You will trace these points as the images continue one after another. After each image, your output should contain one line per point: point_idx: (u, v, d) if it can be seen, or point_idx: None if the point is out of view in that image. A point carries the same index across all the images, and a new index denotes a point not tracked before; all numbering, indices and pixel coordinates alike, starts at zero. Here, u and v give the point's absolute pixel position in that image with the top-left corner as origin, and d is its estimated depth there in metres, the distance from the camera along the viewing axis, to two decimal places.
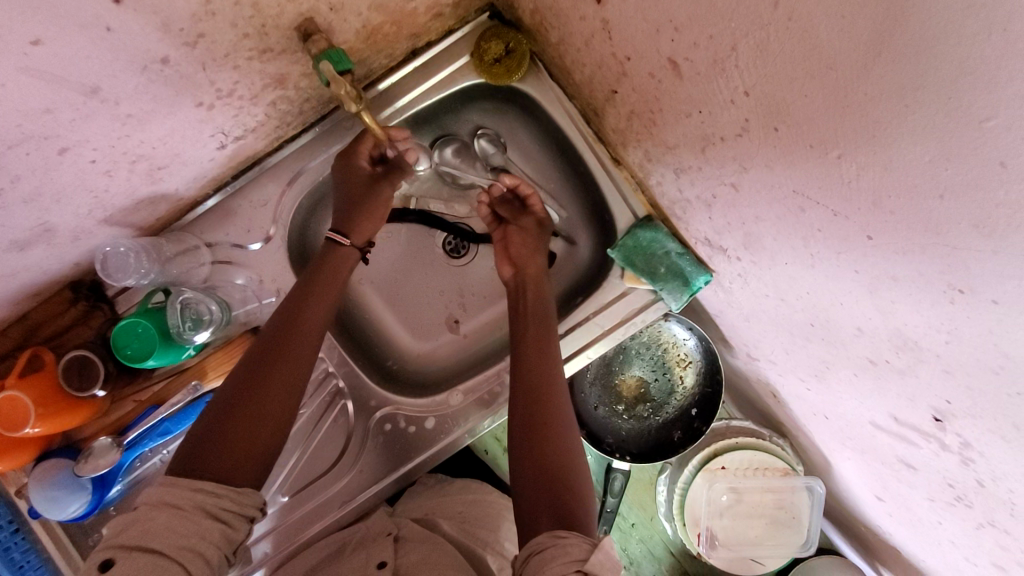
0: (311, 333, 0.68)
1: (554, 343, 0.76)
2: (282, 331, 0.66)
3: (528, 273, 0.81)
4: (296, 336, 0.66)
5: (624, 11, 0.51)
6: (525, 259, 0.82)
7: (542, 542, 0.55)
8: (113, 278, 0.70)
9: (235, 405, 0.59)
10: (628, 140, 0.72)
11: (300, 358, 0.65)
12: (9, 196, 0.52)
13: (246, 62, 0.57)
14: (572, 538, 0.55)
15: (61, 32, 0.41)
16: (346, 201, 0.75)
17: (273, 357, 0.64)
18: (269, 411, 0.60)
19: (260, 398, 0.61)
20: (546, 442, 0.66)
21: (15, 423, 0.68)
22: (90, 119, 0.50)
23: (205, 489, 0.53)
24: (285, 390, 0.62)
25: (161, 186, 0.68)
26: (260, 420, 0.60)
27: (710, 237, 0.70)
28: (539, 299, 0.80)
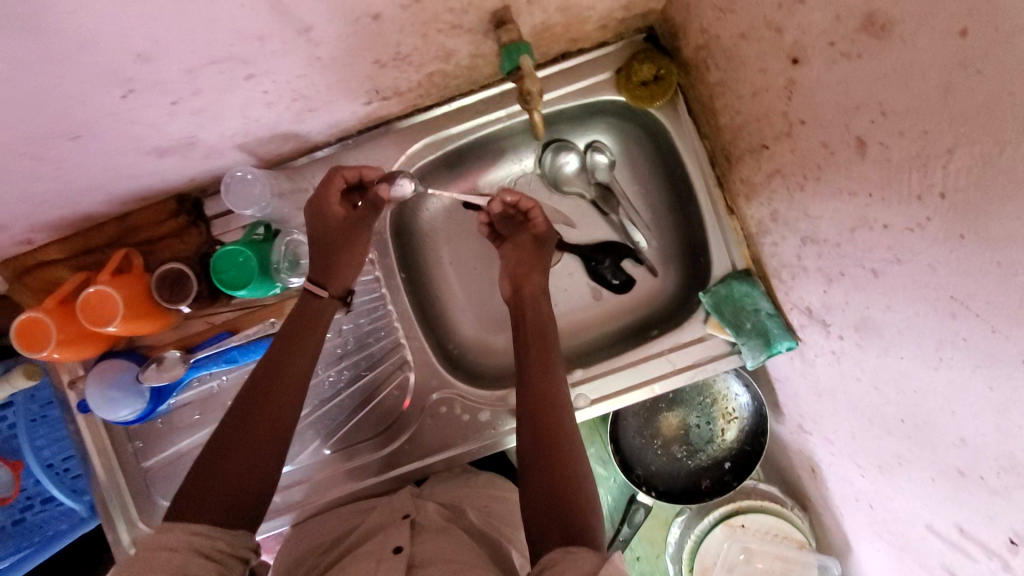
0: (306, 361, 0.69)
1: (550, 365, 0.74)
2: (272, 369, 0.66)
3: (528, 291, 0.80)
4: (291, 374, 0.67)
5: (822, 79, 0.52)
6: (524, 276, 0.80)
7: (552, 557, 0.55)
8: (234, 204, 0.71)
9: (230, 450, 0.61)
10: (755, 194, 0.72)
11: (294, 387, 0.66)
12: (182, 106, 0.52)
13: (434, 33, 0.57)
14: (582, 551, 0.54)
15: None
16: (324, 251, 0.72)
17: (264, 396, 0.64)
18: (258, 451, 0.62)
19: (252, 438, 0.62)
20: (544, 472, 0.65)
21: (100, 318, 0.68)
22: (286, 54, 0.50)
23: (200, 532, 0.53)
24: (273, 432, 0.63)
25: (301, 125, 0.68)
26: (253, 453, 0.61)
27: (814, 307, 0.70)
28: (536, 319, 0.79)
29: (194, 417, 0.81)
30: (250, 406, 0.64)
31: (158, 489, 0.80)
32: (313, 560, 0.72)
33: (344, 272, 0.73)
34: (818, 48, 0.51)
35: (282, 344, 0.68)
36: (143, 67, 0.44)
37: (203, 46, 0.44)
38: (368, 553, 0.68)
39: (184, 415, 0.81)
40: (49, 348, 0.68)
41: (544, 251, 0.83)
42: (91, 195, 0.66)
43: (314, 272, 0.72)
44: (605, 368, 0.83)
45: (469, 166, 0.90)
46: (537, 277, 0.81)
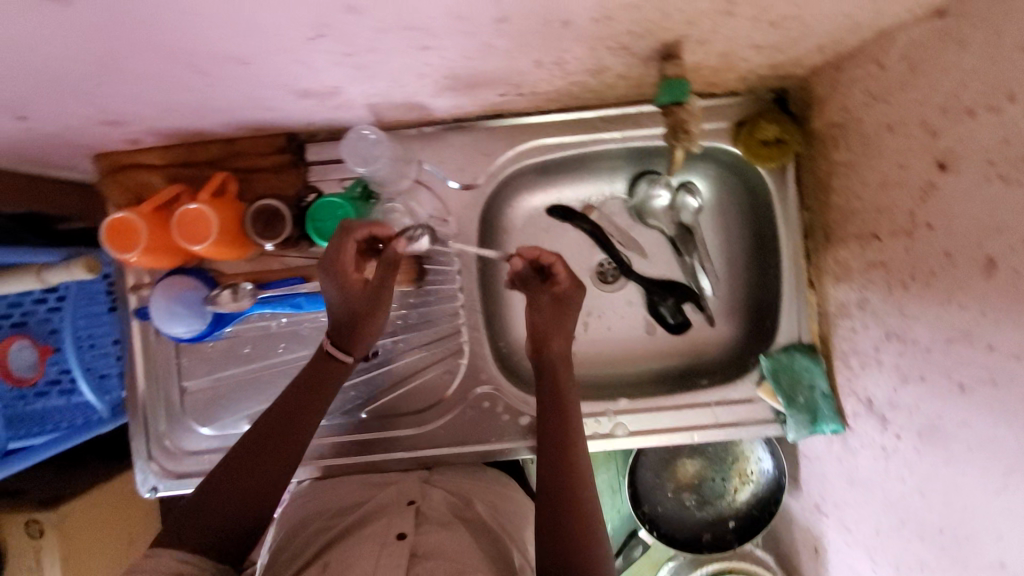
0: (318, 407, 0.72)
1: (575, 431, 0.72)
2: (289, 406, 0.70)
3: (550, 352, 0.77)
4: (304, 415, 0.70)
5: (969, 192, 0.53)
6: (548, 334, 0.77)
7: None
8: (354, 160, 0.73)
9: (233, 481, 0.64)
10: (846, 277, 0.73)
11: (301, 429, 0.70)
12: (350, 59, 0.52)
13: (603, 50, 0.57)
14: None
15: None
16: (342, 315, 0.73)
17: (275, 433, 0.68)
18: (257, 481, 0.65)
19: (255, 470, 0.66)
20: (550, 525, 0.64)
21: (192, 236, 0.69)
22: (470, 36, 0.50)
23: (190, 561, 0.57)
24: (276, 466, 0.67)
25: (435, 100, 0.69)
26: (249, 489, 0.65)
27: (876, 400, 0.71)
28: (559, 369, 0.77)
29: (243, 350, 0.81)
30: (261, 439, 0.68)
31: (192, 410, 0.81)
32: (320, 524, 0.74)
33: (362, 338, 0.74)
34: (974, 162, 0.52)
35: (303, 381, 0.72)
36: (345, 17, 0.44)
37: (406, 12, 0.45)
38: (373, 536, 0.67)
39: (235, 346, 0.81)
40: (135, 253, 0.69)
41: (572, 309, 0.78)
42: (217, 115, 0.66)
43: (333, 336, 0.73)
44: (648, 405, 0.83)
45: (565, 174, 0.92)
46: (559, 342, 0.77)
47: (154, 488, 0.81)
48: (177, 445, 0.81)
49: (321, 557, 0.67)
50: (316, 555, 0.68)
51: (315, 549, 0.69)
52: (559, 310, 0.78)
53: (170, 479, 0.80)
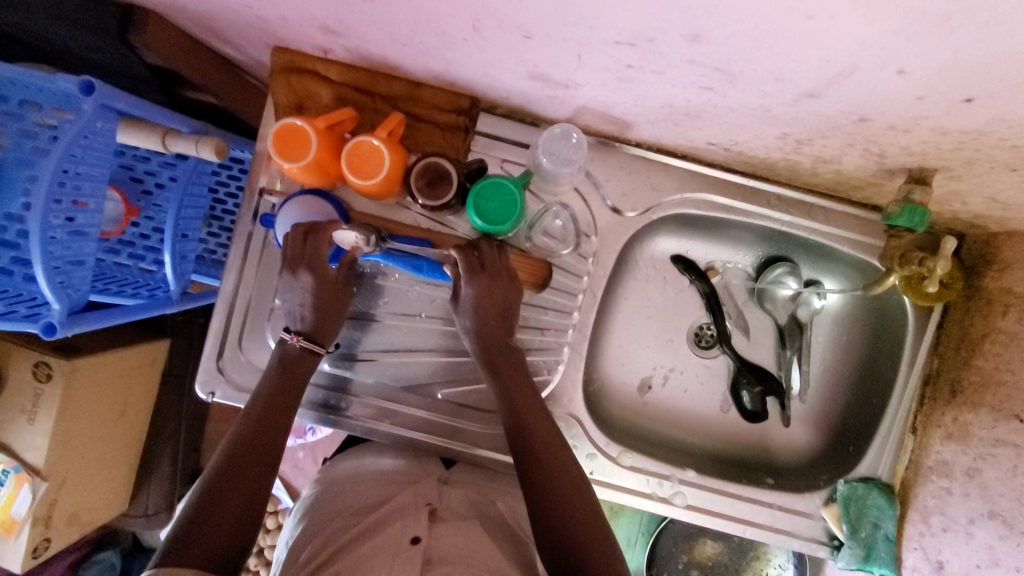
0: (282, 413, 0.70)
1: (552, 440, 0.70)
2: (260, 414, 0.69)
3: (493, 337, 0.74)
4: (272, 425, 0.68)
5: None
6: (489, 314, 0.74)
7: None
8: (548, 152, 0.72)
9: (219, 496, 0.61)
10: (961, 438, 0.73)
11: (269, 429, 0.68)
12: (629, 71, 0.50)
13: (861, 151, 0.55)
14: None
15: (911, 80, 0.39)
16: (316, 306, 0.74)
17: (251, 443, 0.66)
18: (242, 489, 0.62)
19: (241, 482, 0.63)
20: (555, 536, 0.62)
21: (362, 170, 0.67)
22: (763, 97, 0.48)
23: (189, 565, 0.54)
24: (258, 478, 0.64)
25: (647, 125, 0.66)
26: (233, 489, 0.62)
27: (948, 566, 0.72)
28: (505, 346, 0.75)
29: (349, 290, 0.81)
30: (240, 451, 0.65)
31: (273, 329, 0.79)
32: (342, 521, 0.70)
33: (319, 324, 0.73)
34: None
35: (271, 392, 0.70)
36: (677, 41, 0.42)
37: (739, 60, 0.42)
38: (386, 544, 0.64)
39: None
40: (298, 165, 0.67)
41: (507, 273, 0.74)
42: (434, 61, 0.63)
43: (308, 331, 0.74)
44: (703, 481, 0.83)
45: (708, 232, 0.89)
46: (494, 321, 0.74)
47: (212, 393, 0.78)
48: (252, 363, 0.79)
49: (331, 565, 0.63)
50: (331, 557, 0.64)
51: (328, 549, 0.65)
52: (507, 282, 0.74)
53: (234, 390, 0.78)
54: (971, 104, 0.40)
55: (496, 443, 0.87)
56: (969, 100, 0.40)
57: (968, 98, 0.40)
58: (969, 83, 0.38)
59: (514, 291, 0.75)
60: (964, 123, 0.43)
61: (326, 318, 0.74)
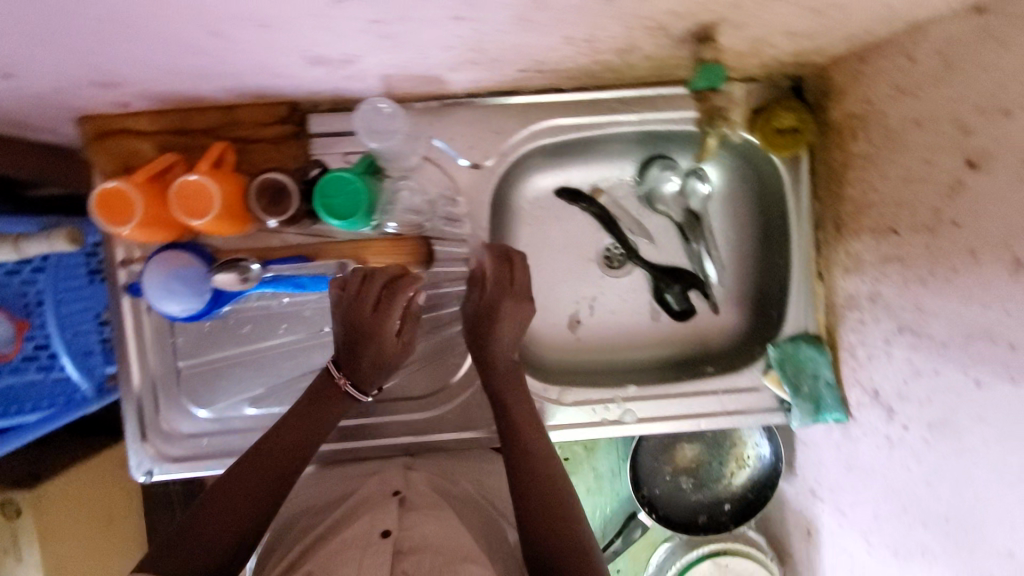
0: (297, 437, 0.70)
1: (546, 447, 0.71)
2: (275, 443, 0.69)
3: (507, 344, 0.76)
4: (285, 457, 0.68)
5: (998, 192, 0.53)
6: (508, 326, 0.75)
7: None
8: (370, 134, 0.70)
9: (212, 520, 0.60)
10: (856, 270, 0.74)
11: (284, 447, 0.68)
12: (376, 28, 0.49)
13: (636, 29, 0.55)
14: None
15: None
16: (356, 352, 0.73)
17: (257, 473, 0.66)
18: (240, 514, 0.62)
19: (241, 505, 0.63)
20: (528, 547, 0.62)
21: (193, 211, 0.65)
22: (504, 8, 0.48)
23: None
24: (257, 505, 0.64)
25: (451, 74, 0.65)
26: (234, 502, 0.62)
27: (883, 392, 0.72)
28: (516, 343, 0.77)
29: (243, 330, 0.78)
30: (243, 478, 0.65)
31: (190, 391, 0.78)
32: (312, 519, 0.75)
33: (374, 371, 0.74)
34: (1006, 163, 0.52)
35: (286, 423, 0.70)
36: None
37: None
38: (355, 539, 0.64)
39: (234, 325, 0.78)
40: (129, 227, 0.65)
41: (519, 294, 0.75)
42: (221, 82, 0.62)
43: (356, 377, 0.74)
44: (647, 394, 0.84)
45: (575, 154, 0.89)
46: (503, 331, 0.75)
47: (150, 471, 0.78)
48: (173, 427, 0.78)
49: (303, 563, 0.64)
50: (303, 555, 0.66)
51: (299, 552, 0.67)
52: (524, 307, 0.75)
53: (171, 462, 0.78)
54: None
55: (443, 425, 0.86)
56: None
57: None
58: None
59: (531, 306, 0.76)
60: None
61: (365, 372, 0.74)
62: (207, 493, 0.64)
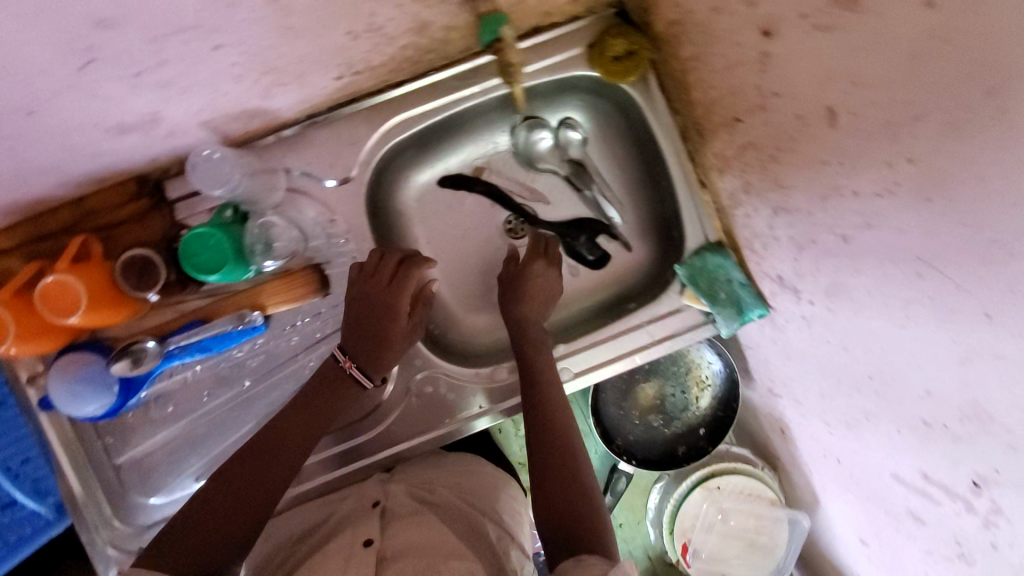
0: (311, 427, 0.71)
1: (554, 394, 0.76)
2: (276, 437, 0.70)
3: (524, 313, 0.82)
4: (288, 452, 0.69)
5: (794, 51, 0.53)
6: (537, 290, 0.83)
7: (565, 564, 0.59)
8: (202, 183, 0.67)
9: (216, 524, 0.63)
10: (726, 167, 0.74)
11: (296, 437, 0.70)
12: (145, 79, 0.50)
13: (408, 3, 0.56)
14: (592, 559, 0.59)
15: None
16: (361, 328, 0.74)
17: (260, 472, 0.67)
18: (245, 514, 0.64)
19: (245, 506, 0.65)
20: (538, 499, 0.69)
21: (63, 309, 0.65)
22: (255, 23, 0.48)
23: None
24: (262, 503, 0.66)
25: (269, 102, 0.66)
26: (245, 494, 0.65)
27: (785, 276, 0.73)
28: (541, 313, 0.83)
29: (167, 411, 0.77)
30: (244, 478, 0.66)
31: (135, 485, 0.77)
32: (295, 546, 0.76)
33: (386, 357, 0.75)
34: (791, 21, 0.52)
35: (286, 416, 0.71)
36: (104, 34, 0.42)
37: (168, 10, 0.43)
38: (338, 550, 0.68)
39: (157, 407, 0.77)
40: (8, 344, 0.65)
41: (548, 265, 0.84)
42: (46, 178, 0.62)
43: (362, 361, 0.74)
44: (577, 347, 0.85)
45: (441, 139, 0.89)
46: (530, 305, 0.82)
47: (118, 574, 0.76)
48: (131, 524, 0.76)
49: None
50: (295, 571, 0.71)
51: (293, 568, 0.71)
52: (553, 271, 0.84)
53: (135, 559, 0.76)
54: None
55: (386, 439, 0.83)
56: None
57: None
58: None
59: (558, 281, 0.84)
60: None
61: (372, 358, 0.74)
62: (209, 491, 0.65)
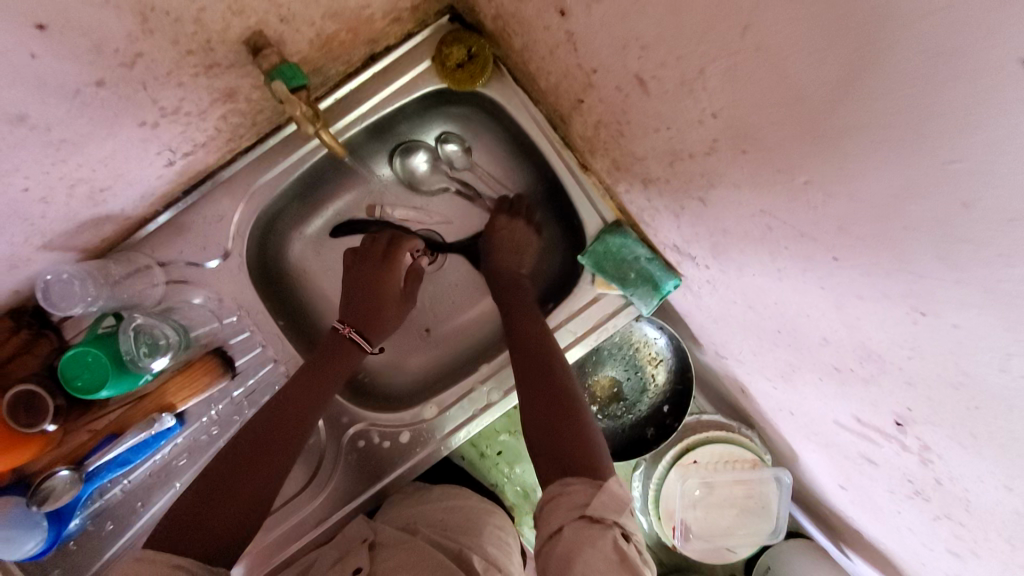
0: (306, 411, 0.68)
1: (546, 338, 0.74)
2: (265, 424, 0.66)
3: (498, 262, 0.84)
4: (279, 438, 0.65)
5: (589, 24, 0.50)
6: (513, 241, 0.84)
7: (552, 490, 0.55)
8: (58, 308, 0.66)
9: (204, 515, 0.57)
10: (594, 147, 0.72)
11: (292, 421, 0.67)
12: None
13: (191, 79, 0.54)
14: (578, 482, 0.54)
15: None
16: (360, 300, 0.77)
17: (251, 460, 0.62)
18: (242, 509, 0.60)
19: (238, 498, 0.60)
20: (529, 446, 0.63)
21: None
22: (18, 147, 0.46)
23: (184, 565, 0.52)
24: (256, 493, 0.61)
25: (105, 207, 0.64)
26: (239, 484, 0.61)
27: (679, 243, 0.70)
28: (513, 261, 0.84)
29: (108, 528, 0.77)
30: (234, 467, 0.62)
31: None
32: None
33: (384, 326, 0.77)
34: None
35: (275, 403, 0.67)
36: None
37: None
38: None
39: (97, 529, 0.76)
40: None
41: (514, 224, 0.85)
42: None
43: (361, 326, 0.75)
44: None
45: (322, 196, 0.85)
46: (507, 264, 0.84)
47: None
48: None
49: None
50: None
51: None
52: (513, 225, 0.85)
53: None
54: (55, 24, 0.39)
55: (330, 504, 0.79)
56: (44, 26, 0.39)
57: (39, 23, 0.39)
58: None
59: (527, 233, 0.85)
60: (116, 22, 0.42)
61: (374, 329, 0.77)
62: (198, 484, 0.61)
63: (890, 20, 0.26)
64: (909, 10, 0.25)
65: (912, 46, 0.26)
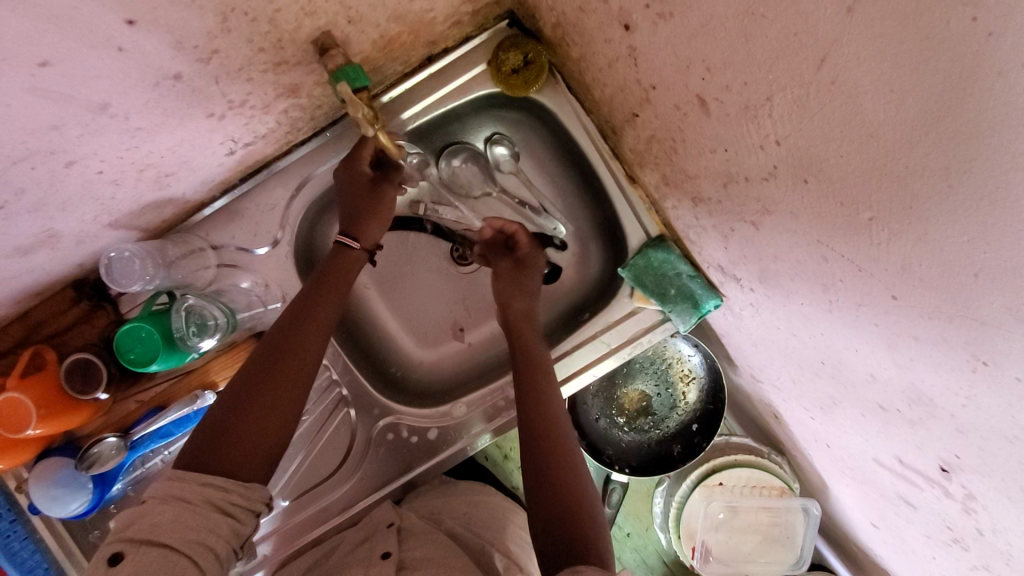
0: (318, 331, 0.67)
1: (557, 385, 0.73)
2: (284, 343, 0.64)
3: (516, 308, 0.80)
4: (298, 355, 0.64)
5: (653, 41, 0.50)
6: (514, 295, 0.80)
7: None
8: (118, 284, 0.69)
9: (232, 428, 0.58)
10: (644, 161, 0.71)
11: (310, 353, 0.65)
12: (13, 208, 0.50)
13: (259, 75, 0.55)
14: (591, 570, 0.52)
15: (69, 54, 0.39)
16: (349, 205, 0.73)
17: (269, 379, 0.61)
18: (272, 426, 0.60)
19: (265, 414, 0.60)
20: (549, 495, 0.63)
21: (16, 426, 0.65)
22: (97, 134, 0.48)
23: (214, 484, 0.54)
24: (281, 414, 0.61)
25: (168, 191, 0.66)
26: (266, 410, 0.60)
27: (724, 264, 0.69)
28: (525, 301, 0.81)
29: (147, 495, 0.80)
30: (256, 383, 0.61)
31: None
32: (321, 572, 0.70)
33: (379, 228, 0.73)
34: (640, 13, 0.50)
35: (290, 322, 0.66)
36: None
37: None
38: (359, 561, 0.67)
39: (136, 495, 0.80)
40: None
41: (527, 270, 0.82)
42: None
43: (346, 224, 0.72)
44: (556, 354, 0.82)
45: None
46: (522, 301, 0.80)
47: None
48: None
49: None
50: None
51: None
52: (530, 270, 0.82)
53: None
54: (144, 20, 0.41)
55: (356, 493, 0.80)
56: (134, 22, 0.41)
57: (129, 19, 0.41)
58: (87, 23, 0.38)
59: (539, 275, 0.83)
60: (197, 20, 0.44)
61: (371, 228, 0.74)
62: (222, 396, 0.60)
63: (983, 67, 0.26)
64: (1002, 58, 0.25)
65: (1006, 94, 0.25)
